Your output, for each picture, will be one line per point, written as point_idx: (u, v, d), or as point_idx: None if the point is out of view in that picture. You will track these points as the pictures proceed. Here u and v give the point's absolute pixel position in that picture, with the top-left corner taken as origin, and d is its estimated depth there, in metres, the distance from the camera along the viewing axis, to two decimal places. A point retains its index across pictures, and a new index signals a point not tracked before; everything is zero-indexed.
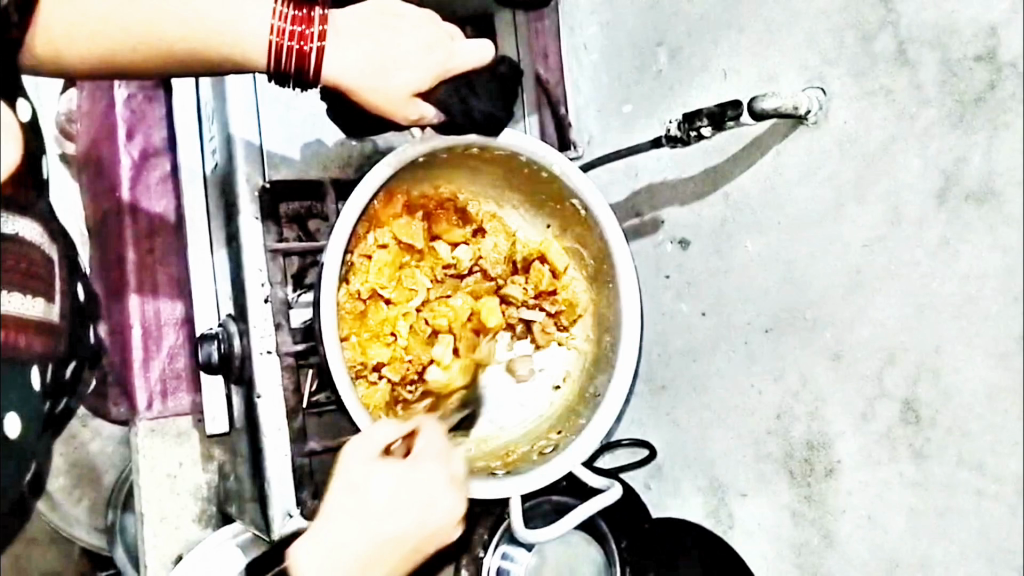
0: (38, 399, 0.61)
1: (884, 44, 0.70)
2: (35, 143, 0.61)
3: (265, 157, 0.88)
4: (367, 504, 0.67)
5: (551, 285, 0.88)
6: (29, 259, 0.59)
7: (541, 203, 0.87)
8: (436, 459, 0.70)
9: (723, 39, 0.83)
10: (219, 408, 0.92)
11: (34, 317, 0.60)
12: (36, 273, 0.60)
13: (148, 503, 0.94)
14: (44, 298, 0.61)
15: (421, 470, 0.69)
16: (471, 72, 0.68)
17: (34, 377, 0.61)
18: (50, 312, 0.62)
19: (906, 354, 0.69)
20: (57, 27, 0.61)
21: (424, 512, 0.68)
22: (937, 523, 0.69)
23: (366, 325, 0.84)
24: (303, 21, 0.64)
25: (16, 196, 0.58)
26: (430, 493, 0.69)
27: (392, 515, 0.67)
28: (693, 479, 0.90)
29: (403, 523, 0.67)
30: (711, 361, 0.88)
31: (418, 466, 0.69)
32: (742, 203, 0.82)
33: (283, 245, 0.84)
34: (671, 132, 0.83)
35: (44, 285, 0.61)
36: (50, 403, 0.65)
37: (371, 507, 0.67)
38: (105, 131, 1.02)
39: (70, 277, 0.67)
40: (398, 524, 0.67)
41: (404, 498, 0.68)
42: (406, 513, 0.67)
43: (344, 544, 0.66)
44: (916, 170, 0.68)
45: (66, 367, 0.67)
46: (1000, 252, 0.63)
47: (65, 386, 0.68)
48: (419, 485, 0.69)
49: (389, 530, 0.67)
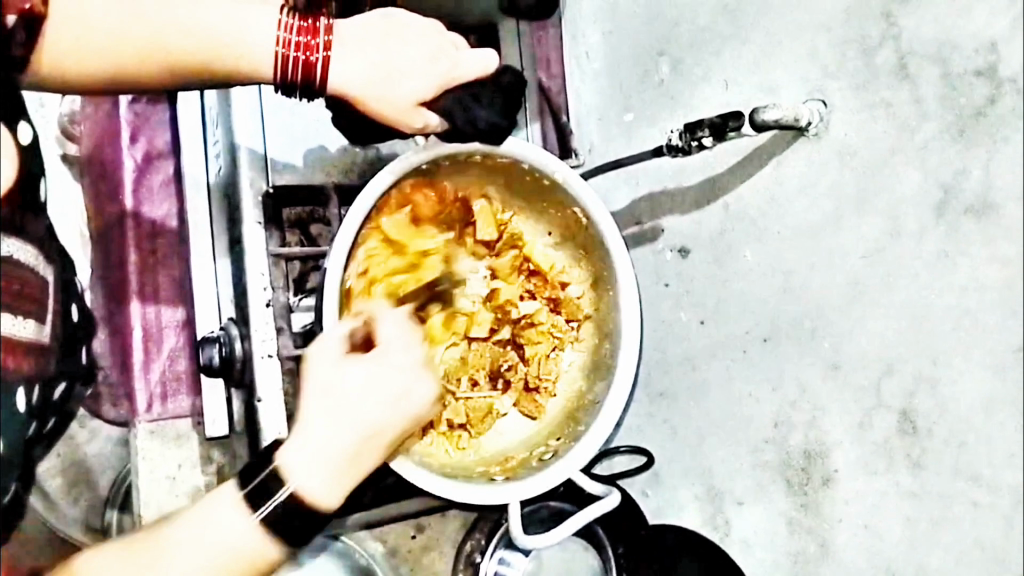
0: (25, 419, 0.62)
1: (886, 58, 0.70)
2: (32, 162, 0.62)
3: (269, 164, 0.88)
4: (339, 396, 0.64)
5: (548, 281, 0.89)
6: (23, 281, 0.60)
7: (541, 197, 0.85)
8: (405, 347, 0.67)
9: (725, 50, 0.83)
10: (219, 410, 0.92)
11: (24, 338, 0.61)
12: (30, 295, 0.61)
13: (147, 505, 0.93)
14: (36, 320, 0.62)
15: (388, 355, 0.66)
16: (475, 83, 0.67)
17: (19, 398, 0.61)
18: (40, 332, 0.63)
19: (904, 365, 0.70)
20: (61, 44, 0.62)
21: (403, 393, 0.66)
22: (933, 532, 0.69)
23: None
24: (309, 32, 0.65)
25: (12, 216, 0.59)
26: (403, 378, 0.66)
27: (372, 404, 0.64)
28: (690, 487, 0.90)
29: (382, 417, 0.64)
30: (710, 370, 0.88)
31: (385, 353, 0.66)
32: (742, 214, 0.83)
33: (286, 250, 0.85)
34: (672, 141, 0.83)
35: (37, 306, 0.62)
36: (39, 422, 0.66)
37: (346, 397, 0.64)
38: (109, 134, 1.03)
39: (63, 296, 0.68)
40: (375, 412, 0.64)
41: (380, 383, 0.65)
42: (385, 397, 0.65)
43: (326, 446, 0.63)
44: (915, 183, 0.68)
45: (54, 387, 0.67)
46: (997, 265, 0.63)
47: (55, 403, 0.68)
48: (388, 369, 0.65)
49: (364, 424, 0.64)
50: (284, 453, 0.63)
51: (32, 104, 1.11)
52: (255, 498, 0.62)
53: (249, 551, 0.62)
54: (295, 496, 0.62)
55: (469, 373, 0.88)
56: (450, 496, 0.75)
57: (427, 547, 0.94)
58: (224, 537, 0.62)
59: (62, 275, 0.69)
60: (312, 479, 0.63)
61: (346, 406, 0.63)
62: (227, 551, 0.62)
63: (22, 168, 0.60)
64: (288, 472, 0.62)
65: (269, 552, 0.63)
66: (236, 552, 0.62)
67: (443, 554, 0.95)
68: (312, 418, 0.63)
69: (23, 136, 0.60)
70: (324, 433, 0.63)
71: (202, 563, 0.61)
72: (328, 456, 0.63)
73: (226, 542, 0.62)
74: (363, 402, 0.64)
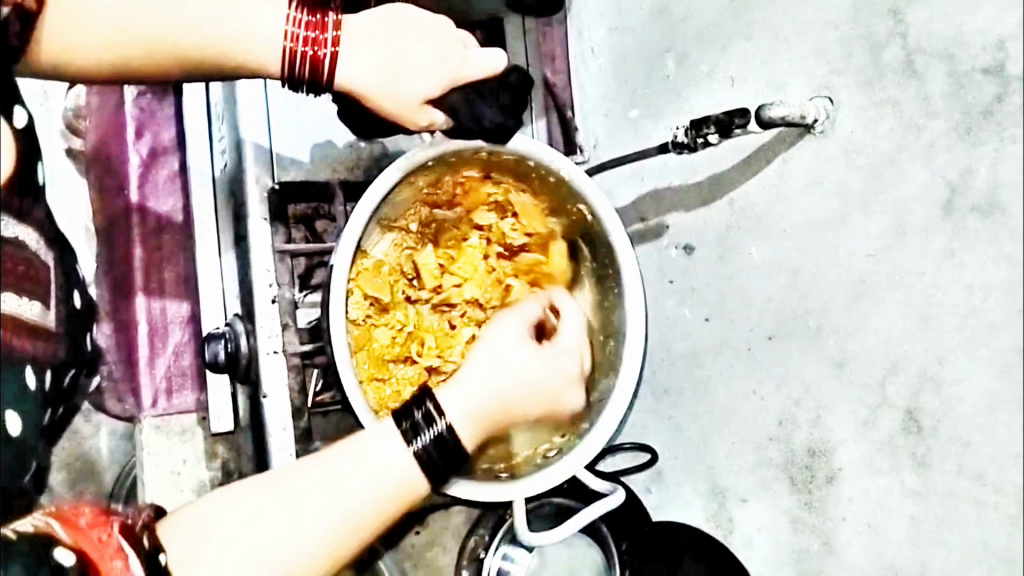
0: (36, 405, 0.62)
1: (893, 55, 0.70)
2: (32, 150, 0.61)
3: (275, 160, 0.89)
4: (503, 358, 0.64)
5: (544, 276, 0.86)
6: (26, 266, 0.61)
7: (503, 181, 0.85)
8: (577, 353, 0.68)
9: (731, 47, 0.83)
10: (225, 406, 0.93)
11: (30, 318, 0.61)
12: (35, 276, 0.62)
13: (154, 499, 0.94)
14: (41, 303, 0.63)
15: (559, 353, 0.67)
16: (481, 82, 0.67)
17: (30, 377, 0.62)
18: (45, 315, 0.64)
19: (910, 364, 0.70)
20: (68, 35, 0.62)
21: (557, 391, 0.66)
22: (935, 530, 0.69)
23: (385, 320, 0.85)
24: (318, 26, 0.64)
25: (11, 200, 0.58)
26: (567, 374, 0.66)
27: (539, 376, 0.64)
28: (695, 483, 0.90)
29: (539, 392, 0.65)
30: (715, 367, 0.88)
31: (558, 349, 0.67)
32: (748, 210, 0.83)
33: (292, 246, 0.85)
34: (677, 137, 0.83)
35: (39, 290, 0.63)
36: (53, 409, 0.68)
37: (519, 365, 0.64)
38: (115, 128, 1.02)
39: (66, 284, 0.69)
40: (536, 386, 0.65)
41: (548, 365, 0.65)
42: (543, 384, 0.65)
43: (482, 387, 0.63)
44: (922, 182, 0.68)
45: (65, 374, 0.69)
46: (1004, 265, 0.63)
47: (63, 391, 0.69)
48: (558, 362, 0.66)
49: (523, 391, 0.64)
50: (449, 390, 0.63)
51: (37, 100, 1.08)
52: (415, 426, 0.61)
53: (408, 479, 0.60)
54: (446, 426, 0.61)
55: None
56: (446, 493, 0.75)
57: (428, 540, 0.95)
58: (380, 466, 0.60)
59: (64, 262, 0.69)
60: (463, 414, 0.62)
61: (513, 368, 0.64)
62: (384, 475, 0.60)
63: (20, 154, 0.59)
64: (445, 408, 0.62)
65: (420, 484, 0.61)
66: (398, 480, 0.60)
67: (445, 550, 0.95)
68: (477, 363, 0.64)
69: (19, 121, 0.60)
70: (489, 377, 0.63)
71: (360, 488, 0.59)
72: (475, 401, 0.63)
73: (390, 474, 0.60)
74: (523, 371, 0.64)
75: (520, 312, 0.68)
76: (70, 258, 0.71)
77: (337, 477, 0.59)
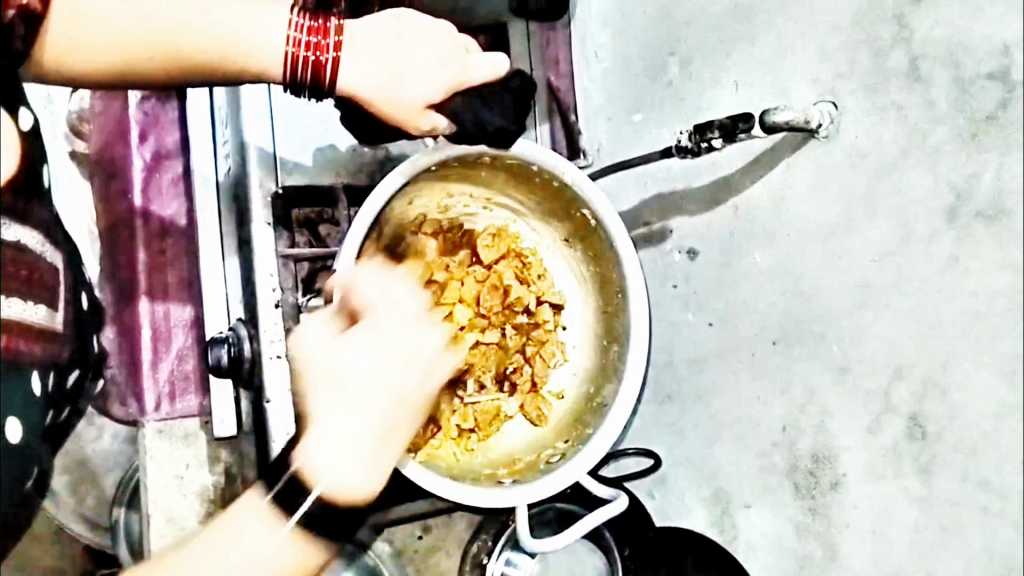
0: (38, 408, 0.62)
1: (898, 60, 0.70)
2: (37, 153, 0.61)
3: (278, 164, 0.89)
4: (348, 383, 0.64)
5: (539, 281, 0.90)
6: (31, 268, 0.60)
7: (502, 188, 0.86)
8: (400, 313, 0.68)
9: (735, 52, 0.83)
10: (228, 410, 0.92)
11: (36, 322, 0.61)
12: (40, 280, 0.61)
13: (156, 504, 0.93)
14: (47, 306, 0.62)
15: (382, 325, 0.67)
16: (483, 86, 0.67)
17: (34, 382, 0.61)
18: (53, 318, 0.64)
19: (914, 370, 0.70)
20: (71, 38, 0.62)
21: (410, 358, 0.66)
22: (939, 537, 0.69)
23: None
24: (319, 31, 0.64)
25: (16, 203, 0.58)
26: (410, 339, 0.67)
27: (386, 368, 0.65)
28: (698, 488, 0.90)
29: (396, 377, 0.65)
30: (718, 372, 0.88)
31: (379, 323, 0.67)
32: (752, 215, 0.83)
33: (295, 251, 0.86)
34: (682, 141, 0.83)
35: (48, 292, 0.62)
36: (55, 411, 0.68)
37: (360, 374, 0.64)
38: (117, 132, 1.02)
39: (74, 287, 0.69)
40: (394, 376, 0.65)
41: (385, 351, 0.65)
42: (391, 367, 0.65)
43: (344, 426, 0.62)
44: (926, 187, 0.68)
45: (68, 376, 0.68)
46: (1009, 271, 0.63)
47: (67, 393, 0.69)
48: (387, 337, 0.66)
49: (388, 395, 0.64)
50: (307, 451, 0.62)
51: (42, 102, 1.08)
52: (286, 501, 0.61)
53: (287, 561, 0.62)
54: (325, 491, 0.61)
55: (476, 376, 0.87)
56: (458, 499, 0.75)
57: (432, 548, 0.94)
58: (256, 552, 0.61)
59: (69, 265, 0.69)
60: (339, 469, 0.62)
61: (354, 385, 0.63)
62: (263, 562, 0.61)
63: (25, 157, 0.59)
64: (314, 474, 0.62)
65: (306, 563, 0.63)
66: (275, 558, 0.61)
67: (449, 556, 0.94)
68: (328, 412, 0.63)
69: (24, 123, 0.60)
70: (342, 413, 0.63)
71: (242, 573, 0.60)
72: (355, 444, 0.62)
73: (264, 553, 0.61)
74: (375, 381, 0.64)
75: (313, 329, 0.67)
76: (76, 260, 0.71)
77: (231, 563, 0.60)
